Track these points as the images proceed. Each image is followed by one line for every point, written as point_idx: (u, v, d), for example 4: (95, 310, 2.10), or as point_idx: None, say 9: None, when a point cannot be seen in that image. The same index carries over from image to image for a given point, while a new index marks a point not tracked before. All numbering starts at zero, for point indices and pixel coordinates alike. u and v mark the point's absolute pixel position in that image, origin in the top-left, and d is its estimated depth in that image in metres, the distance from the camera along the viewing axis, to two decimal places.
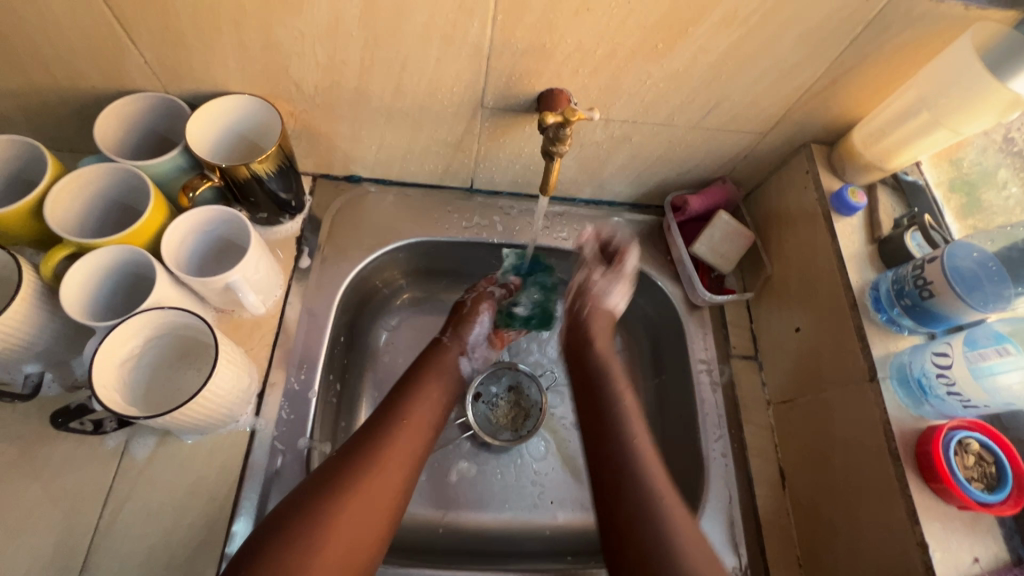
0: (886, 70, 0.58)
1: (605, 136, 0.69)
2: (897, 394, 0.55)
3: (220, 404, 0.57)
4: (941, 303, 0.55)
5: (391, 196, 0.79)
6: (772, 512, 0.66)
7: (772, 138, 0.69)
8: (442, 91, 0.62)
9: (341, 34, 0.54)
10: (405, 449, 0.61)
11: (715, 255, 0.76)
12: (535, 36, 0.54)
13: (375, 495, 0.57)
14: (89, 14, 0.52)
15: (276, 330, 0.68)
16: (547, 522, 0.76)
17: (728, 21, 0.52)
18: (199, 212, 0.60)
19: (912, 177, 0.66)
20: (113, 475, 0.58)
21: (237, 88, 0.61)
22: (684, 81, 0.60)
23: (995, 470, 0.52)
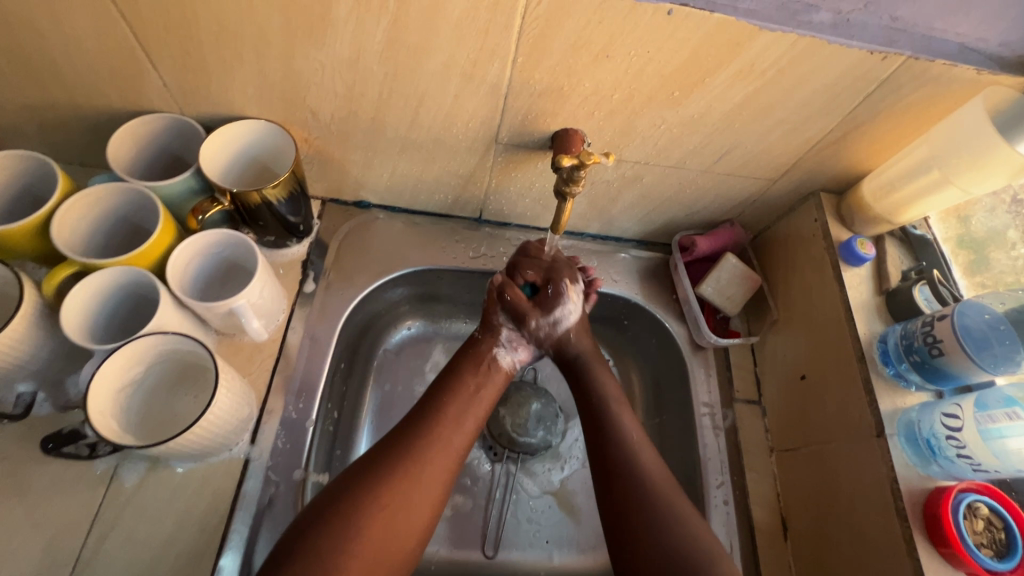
0: (897, 127, 0.59)
1: (616, 176, 0.69)
2: (905, 452, 0.55)
3: (216, 432, 0.56)
4: (951, 362, 0.54)
5: (399, 222, 0.79)
6: (772, 565, 0.64)
7: (782, 185, 0.70)
8: (458, 125, 0.62)
9: (361, 67, 0.55)
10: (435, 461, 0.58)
11: (721, 297, 0.76)
12: (554, 79, 0.55)
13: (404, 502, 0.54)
14: (112, 37, 0.52)
15: (277, 355, 0.67)
16: (542, 563, 0.74)
17: (744, 74, 0.53)
18: (208, 235, 0.60)
19: (920, 231, 0.67)
20: (100, 500, 0.56)
21: (253, 113, 0.61)
22: (698, 128, 0.61)
23: (1004, 536, 0.51)
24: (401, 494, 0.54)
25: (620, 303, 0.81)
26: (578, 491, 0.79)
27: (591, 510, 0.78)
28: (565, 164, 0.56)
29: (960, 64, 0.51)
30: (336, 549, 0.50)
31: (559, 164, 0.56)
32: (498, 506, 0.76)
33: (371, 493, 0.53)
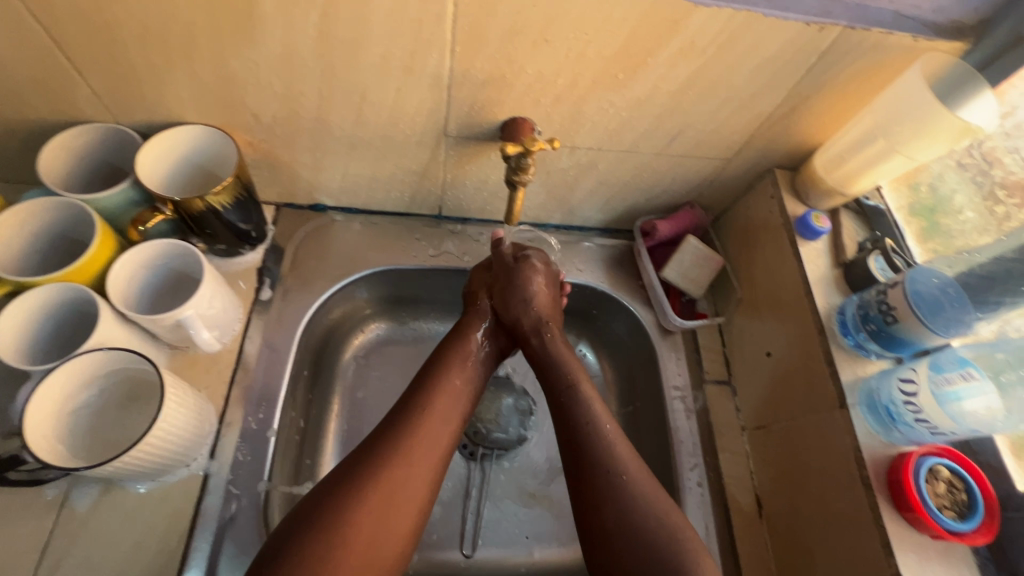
0: (842, 99, 0.59)
1: (571, 164, 0.69)
2: (866, 420, 0.55)
3: (168, 449, 0.54)
4: (906, 329, 0.54)
5: (357, 224, 0.78)
6: (748, 543, 0.64)
7: (737, 164, 0.70)
8: (404, 119, 0.61)
9: (296, 65, 0.53)
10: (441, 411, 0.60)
11: (685, 280, 0.76)
12: (494, 67, 0.54)
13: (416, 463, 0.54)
14: (30, 44, 0.50)
15: (234, 365, 0.65)
16: (522, 560, 0.73)
17: (686, 52, 0.53)
18: (150, 246, 0.58)
19: (873, 202, 0.67)
20: (50, 528, 0.54)
21: (192, 118, 0.60)
22: (647, 110, 0.60)
23: (966, 497, 0.51)
24: (404, 474, 0.53)
25: (586, 292, 0.81)
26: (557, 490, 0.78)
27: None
28: (511, 152, 0.56)
29: (895, 32, 0.51)
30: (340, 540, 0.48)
31: (505, 152, 0.56)
32: (473, 504, 0.75)
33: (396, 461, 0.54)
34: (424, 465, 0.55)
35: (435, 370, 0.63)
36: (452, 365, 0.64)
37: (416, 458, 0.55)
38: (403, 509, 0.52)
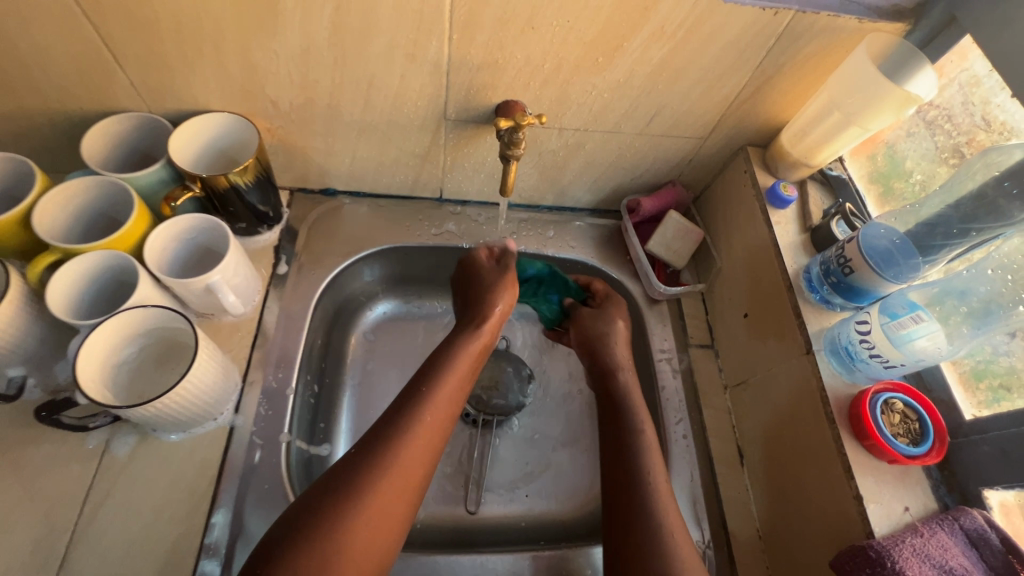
0: (801, 78, 0.66)
1: (560, 145, 0.75)
2: (831, 364, 0.61)
3: (199, 399, 0.60)
4: (861, 278, 0.60)
5: (365, 207, 0.84)
6: (731, 488, 0.70)
7: (712, 143, 0.76)
8: (408, 104, 0.67)
9: (312, 54, 0.60)
10: (434, 418, 0.59)
11: (669, 252, 0.82)
12: (487, 53, 0.61)
13: (403, 482, 0.54)
14: (79, 39, 0.57)
15: (254, 332, 0.71)
16: (523, 515, 0.78)
17: (657, 36, 0.60)
18: (181, 220, 0.64)
19: (836, 172, 0.74)
20: (93, 473, 0.60)
21: (217, 106, 0.66)
22: (626, 92, 0.67)
23: (919, 427, 0.56)
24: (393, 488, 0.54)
25: (578, 267, 0.87)
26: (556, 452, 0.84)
27: (574, 465, 0.83)
28: (503, 127, 0.62)
29: (841, 14, 0.58)
30: (328, 536, 0.49)
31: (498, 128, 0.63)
32: (475, 465, 0.81)
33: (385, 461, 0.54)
34: (409, 481, 0.55)
35: (436, 370, 0.63)
36: (453, 364, 0.64)
37: (407, 470, 0.55)
38: (395, 506, 0.53)
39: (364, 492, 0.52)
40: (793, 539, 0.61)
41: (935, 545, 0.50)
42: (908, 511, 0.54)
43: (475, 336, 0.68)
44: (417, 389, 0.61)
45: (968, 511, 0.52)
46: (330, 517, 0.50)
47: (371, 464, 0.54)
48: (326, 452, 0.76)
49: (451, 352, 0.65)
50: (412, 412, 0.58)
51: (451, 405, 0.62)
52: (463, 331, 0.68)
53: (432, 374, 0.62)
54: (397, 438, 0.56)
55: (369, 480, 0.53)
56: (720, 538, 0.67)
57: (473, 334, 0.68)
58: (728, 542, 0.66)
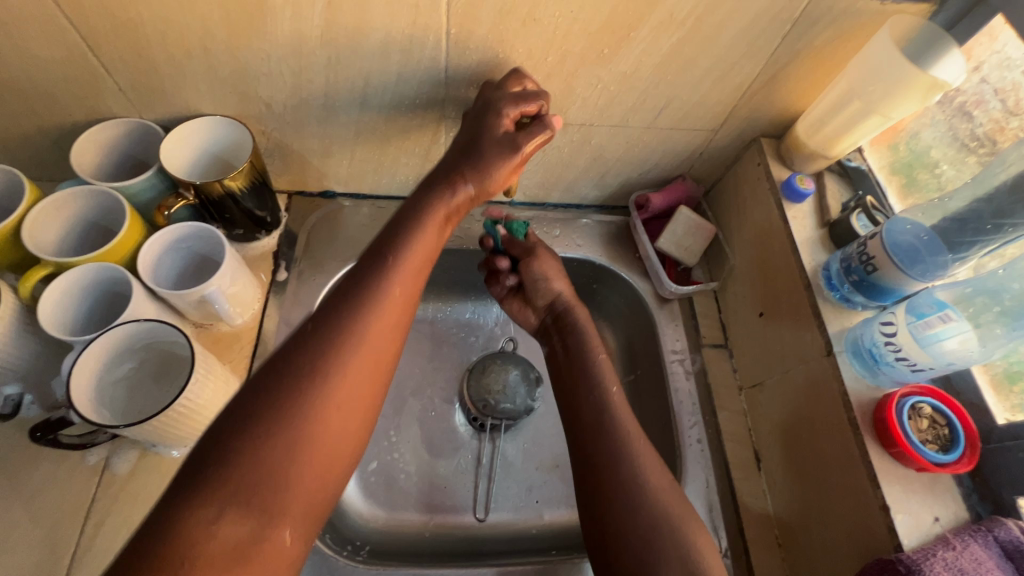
0: (818, 64, 0.62)
1: (564, 141, 0.73)
2: (853, 366, 0.58)
3: (197, 414, 0.58)
4: (885, 276, 0.57)
5: (365, 209, 0.82)
6: (748, 494, 0.67)
7: (724, 135, 0.73)
8: (405, 102, 0.65)
9: (305, 54, 0.58)
10: (400, 294, 0.54)
11: (679, 249, 0.80)
12: (487, 47, 0.58)
13: (372, 365, 0.50)
14: (63, 45, 0.55)
15: (255, 341, 0.70)
16: (533, 522, 0.77)
17: (666, 24, 0.56)
18: (174, 229, 0.62)
19: (855, 163, 0.70)
20: (94, 490, 0.58)
21: (210, 110, 0.64)
22: (633, 84, 0.64)
23: (948, 432, 0.54)
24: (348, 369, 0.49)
25: (585, 266, 0.84)
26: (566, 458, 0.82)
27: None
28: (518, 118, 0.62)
29: None
30: (287, 432, 0.45)
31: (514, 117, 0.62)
32: (484, 471, 0.79)
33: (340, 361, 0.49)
34: (365, 370, 0.50)
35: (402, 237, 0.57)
36: (426, 218, 0.59)
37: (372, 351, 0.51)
38: (360, 397, 0.49)
39: (331, 358, 0.48)
40: (815, 549, 0.59)
41: (969, 558, 0.47)
42: (938, 522, 0.51)
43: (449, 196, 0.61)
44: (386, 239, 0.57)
45: (1002, 522, 0.49)
46: (295, 405, 0.46)
47: (342, 322, 0.50)
48: None
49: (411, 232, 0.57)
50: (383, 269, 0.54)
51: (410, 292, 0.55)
52: (437, 182, 0.62)
53: (402, 228, 0.58)
54: (367, 301, 0.52)
55: (335, 343, 0.49)
56: (738, 547, 0.64)
57: (442, 203, 0.60)
58: (745, 551, 0.64)
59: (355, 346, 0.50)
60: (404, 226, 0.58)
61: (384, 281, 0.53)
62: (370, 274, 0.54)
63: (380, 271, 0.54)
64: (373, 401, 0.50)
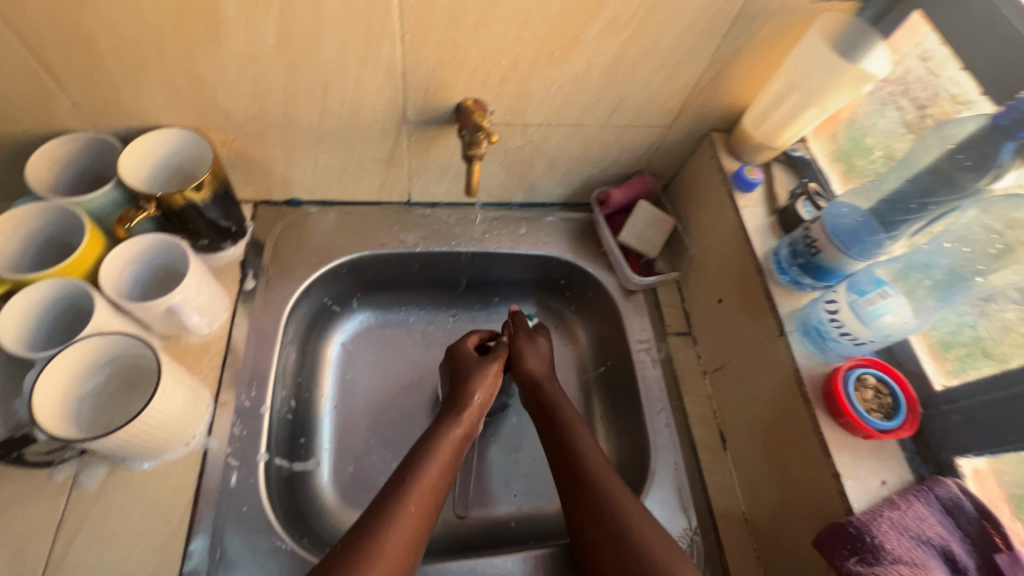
0: (759, 60, 0.66)
1: (524, 141, 0.75)
2: (803, 344, 0.61)
3: (167, 425, 0.58)
4: (828, 257, 0.60)
5: (332, 215, 0.83)
6: (716, 474, 0.70)
7: (677, 130, 0.76)
8: (365, 108, 0.66)
9: (262, 63, 0.58)
10: (422, 501, 0.58)
11: (641, 242, 0.82)
12: (442, 52, 0.60)
13: (413, 521, 0.56)
14: (13, 60, 0.55)
15: (224, 351, 0.70)
16: (511, 514, 0.78)
17: (612, 27, 0.59)
18: (137, 241, 0.62)
19: (800, 152, 0.74)
20: (62, 507, 0.58)
21: (168, 121, 0.64)
22: (586, 84, 0.66)
23: (891, 400, 0.57)
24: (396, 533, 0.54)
25: (552, 262, 0.86)
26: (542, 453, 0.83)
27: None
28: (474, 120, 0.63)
29: None
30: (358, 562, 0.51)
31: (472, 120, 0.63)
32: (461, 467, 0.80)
33: (394, 517, 0.55)
34: (411, 521, 0.56)
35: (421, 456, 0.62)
36: (442, 445, 0.64)
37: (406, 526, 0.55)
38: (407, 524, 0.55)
39: (390, 519, 0.55)
40: (778, 521, 0.62)
41: (913, 517, 0.51)
42: (885, 485, 0.54)
43: (458, 423, 0.67)
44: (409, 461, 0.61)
45: (942, 481, 0.53)
46: (380, 525, 0.54)
47: (388, 505, 0.56)
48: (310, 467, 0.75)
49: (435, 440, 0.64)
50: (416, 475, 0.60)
51: (434, 488, 0.60)
52: (443, 416, 0.68)
53: (423, 451, 0.63)
54: (405, 498, 0.57)
55: (384, 525, 0.54)
56: (707, 524, 0.67)
57: (455, 424, 0.67)
58: (715, 529, 0.66)
59: (397, 518, 0.55)
60: (421, 449, 0.63)
61: (410, 498, 0.57)
62: (399, 480, 0.59)
63: (404, 489, 0.58)
64: (418, 547, 0.56)
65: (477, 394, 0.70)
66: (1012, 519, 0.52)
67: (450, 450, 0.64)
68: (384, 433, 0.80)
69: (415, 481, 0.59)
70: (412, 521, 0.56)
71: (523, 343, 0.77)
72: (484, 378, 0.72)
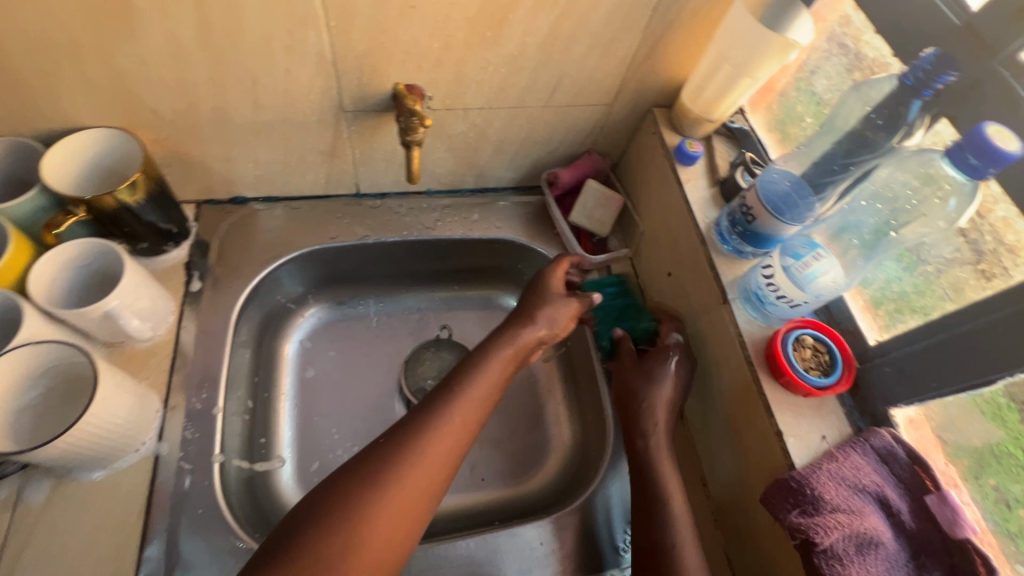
0: (691, 32, 0.67)
1: (468, 126, 0.74)
2: (746, 310, 0.63)
3: (111, 433, 0.57)
4: (763, 225, 0.61)
5: (279, 211, 0.81)
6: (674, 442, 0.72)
7: (619, 108, 0.77)
8: (300, 99, 0.65)
9: (184, 56, 0.57)
10: (460, 426, 0.57)
11: (592, 222, 0.83)
12: (371, 37, 0.59)
13: (441, 455, 0.54)
14: None
15: (172, 355, 0.68)
16: (480, 498, 0.76)
17: (540, 5, 0.59)
18: (68, 247, 0.60)
19: (738, 124, 0.76)
20: (7, 523, 0.56)
21: (93, 122, 0.62)
22: (522, 65, 0.66)
23: (829, 358, 0.59)
24: (421, 464, 0.53)
25: (507, 247, 0.87)
26: (508, 436, 0.81)
27: (525, 443, 0.81)
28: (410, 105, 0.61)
29: None
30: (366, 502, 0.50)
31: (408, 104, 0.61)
32: None
33: (416, 450, 0.54)
34: (440, 452, 0.54)
35: (457, 383, 0.60)
36: (489, 367, 0.62)
37: (436, 455, 0.54)
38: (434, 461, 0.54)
39: (412, 451, 0.53)
40: (733, 483, 0.63)
41: (849, 467, 0.53)
42: (825, 439, 0.56)
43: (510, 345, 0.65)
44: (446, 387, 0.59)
45: (876, 431, 0.55)
46: (400, 452, 0.53)
47: (408, 438, 0.54)
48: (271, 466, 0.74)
49: (478, 364, 0.62)
50: (450, 405, 0.58)
51: (476, 413, 0.59)
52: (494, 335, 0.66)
53: (463, 377, 0.61)
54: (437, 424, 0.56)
55: (407, 456, 0.53)
56: None
57: (513, 339, 0.66)
58: None
59: (422, 450, 0.54)
60: (471, 368, 0.62)
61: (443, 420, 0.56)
62: (425, 413, 0.57)
63: (440, 411, 0.57)
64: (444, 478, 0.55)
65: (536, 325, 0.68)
66: (945, 463, 0.55)
67: (497, 372, 0.62)
68: (348, 426, 0.80)
69: (447, 411, 0.57)
70: (443, 447, 0.55)
71: (658, 370, 0.67)
72: (562, 306, 0.70)
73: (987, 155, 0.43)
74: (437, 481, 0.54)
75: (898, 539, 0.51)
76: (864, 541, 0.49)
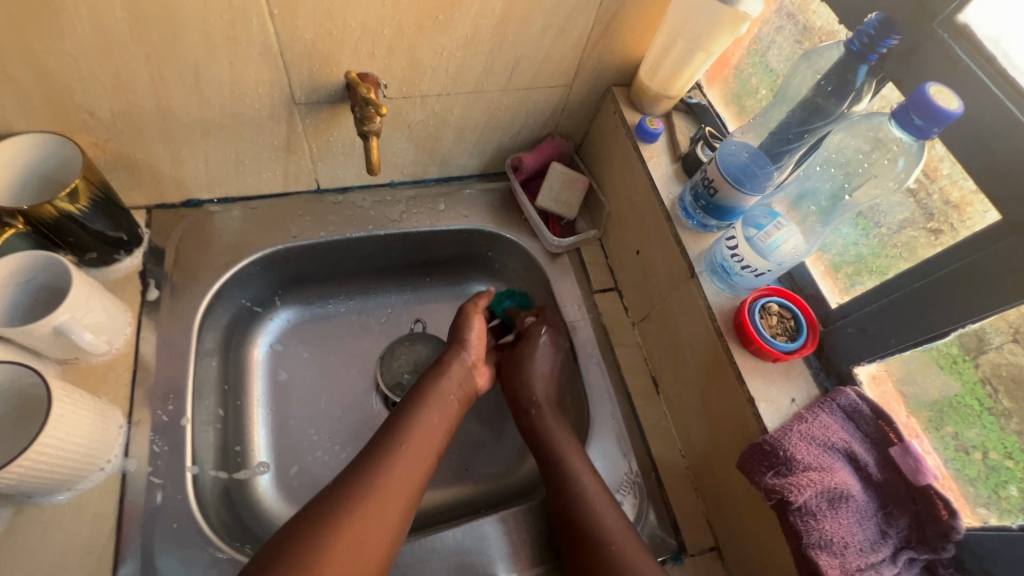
0: (644, 10, 0.67)
1: (427, 113, 0.73)
2: (713, 282, 0.64)
3: (72, 453, 0.54)
4: (725, 196, 0.62)
5: (236, 212, 0.78)
6: (652, 418, 0.73)
7: (579, 89, 0.77)
8: (248, 93, 0.62)
9: (118, 52, 0.54)
10: (415, 453, 0.61)
11: (559, 205, 0.83)
12: (318, 25, 0.57)
13: (401, 482, 0.58)
14: None
15: (133, 368, 0.66)
16: (464, 487, 0.76)
17: None
18: (8, 261, 0.57)
19: (696, 99, 0.77)
20: None
21: (23, 126, 0.58)
22: (478, 48, 0.65)
23: (794, 323, 0.61)
24: (382, 490, 0.56)
25: (475, 235, 0.86)
26: (488, 424, 0.81)
27: (507, 430, 0.81)
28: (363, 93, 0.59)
29: None
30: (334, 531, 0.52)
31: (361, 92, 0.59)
32: None
33: (379, 478, 0.57)
34: (400, 480, 0.58)
35: (404, 414, 0.64)
36: (428, 400, 0.66)
37: (395, 485, 0.58)
38: (394, 488, 0.57)
39: (367, 480, 0.57)
40: (710, 454, 0.65)
41: (819, 426, 0.54)
42: (795, 402, 0.58)
43: (445, 378, 0.70)
44: (391, 423, 0.63)
45: (842, 390, 0.57)
46: (360, 483, 0.56)
47: (369, 469, 0.58)
48: (248, 475, 0.72)
49: (422, 398, 0.66)
50: (400, 435, 0.62)
51: (430, 439, 0.63)
52: (429, 371, 0.71)
53: (408, 409, 0.65)
54: (389, 455, 0.59)
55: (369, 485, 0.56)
56: (647, 465, 0.70)
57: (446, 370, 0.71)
58: (655, 469, 0.69)
59: (382, 481, 0.57)
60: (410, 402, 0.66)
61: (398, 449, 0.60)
62: (382, 440, 0.61)
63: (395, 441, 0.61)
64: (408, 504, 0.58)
65: (466, 351, 0.74)
66: (906, 415, 0.57)
67: (440, 405, 0.67)
68: (327, 428, 0.78)
69: (403, 443, 0.61)
70: (403, 476, 0.59)
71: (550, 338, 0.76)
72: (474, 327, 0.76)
73: (930, 115, 0.44)
74: (403, 506, 0.57)
75: (865, 490, 0.53)
76: (835, 495, 0.51)
